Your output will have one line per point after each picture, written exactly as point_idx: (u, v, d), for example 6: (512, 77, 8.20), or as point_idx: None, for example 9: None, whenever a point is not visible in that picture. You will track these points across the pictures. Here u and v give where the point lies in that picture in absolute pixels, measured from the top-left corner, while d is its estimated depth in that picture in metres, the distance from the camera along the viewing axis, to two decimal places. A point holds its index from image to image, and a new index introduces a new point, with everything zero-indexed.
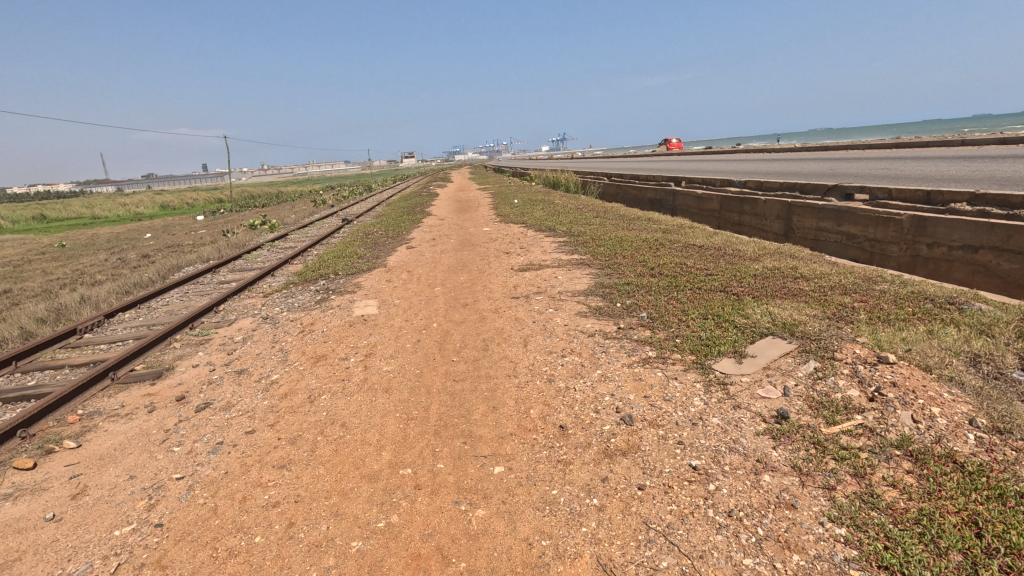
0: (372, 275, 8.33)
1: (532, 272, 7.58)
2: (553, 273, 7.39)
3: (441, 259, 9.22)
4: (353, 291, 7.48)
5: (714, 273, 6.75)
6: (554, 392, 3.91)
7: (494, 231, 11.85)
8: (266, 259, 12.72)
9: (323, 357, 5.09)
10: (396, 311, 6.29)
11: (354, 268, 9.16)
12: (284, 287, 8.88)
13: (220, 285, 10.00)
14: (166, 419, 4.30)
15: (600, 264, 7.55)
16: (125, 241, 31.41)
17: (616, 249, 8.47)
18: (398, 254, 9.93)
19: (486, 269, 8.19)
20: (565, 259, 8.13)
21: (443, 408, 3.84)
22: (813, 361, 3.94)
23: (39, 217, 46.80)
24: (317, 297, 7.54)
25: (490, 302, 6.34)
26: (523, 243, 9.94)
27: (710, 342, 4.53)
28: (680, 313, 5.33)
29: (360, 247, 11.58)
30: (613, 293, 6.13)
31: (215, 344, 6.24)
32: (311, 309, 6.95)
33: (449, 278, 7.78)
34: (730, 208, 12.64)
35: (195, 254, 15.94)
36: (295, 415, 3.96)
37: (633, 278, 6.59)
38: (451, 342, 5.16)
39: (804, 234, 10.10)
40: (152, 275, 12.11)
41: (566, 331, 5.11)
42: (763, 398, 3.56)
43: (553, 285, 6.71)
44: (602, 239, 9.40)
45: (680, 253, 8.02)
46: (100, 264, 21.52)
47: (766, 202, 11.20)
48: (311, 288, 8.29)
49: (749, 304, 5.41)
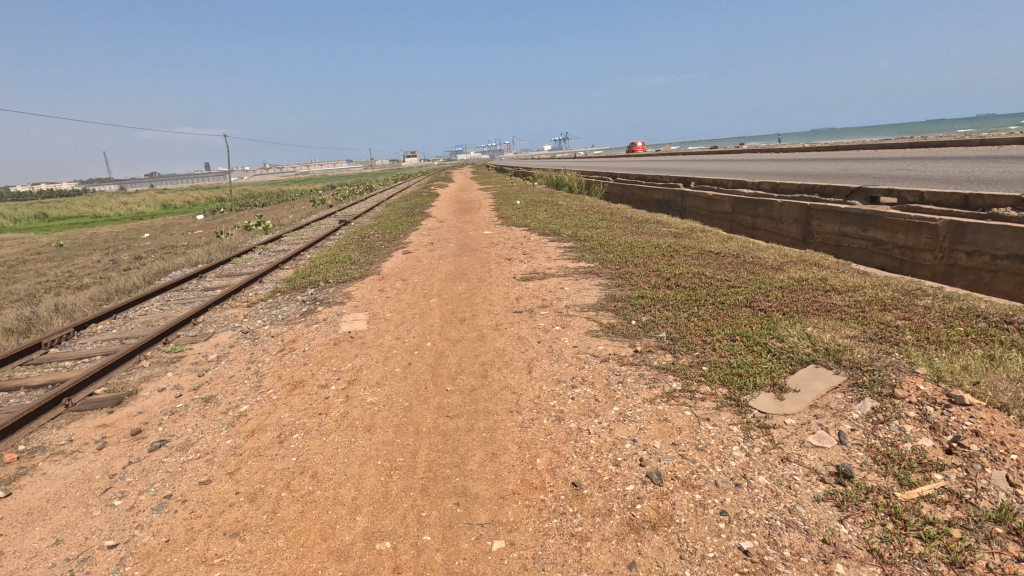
0: (364, 284, 7.74)
1: (535, 282, 6.99)
2: (559, 283, 6.80)
3: (439, 266, 8.64)
4: (342, 302, 6.90)
5: (736, 285, 6.15)
6: (564, 435, 3.32)
7: (496, 235, 11.25)
8: (257, 263, 12.15)
9: (301, 382, 4.51)
10: (387, 327, 5.71)
11: (346, 275, 8.57)
12: (271, 296, 8.29)
13: (205, 292, 9.42)
14: (115, 460, 3.72)
15: (609, 273, 6.97)
16: (121, 241, 30.90)
17: (627, 256, 7.88)
18: (394, 259, 9.34)
19: (486, 277, 7.60)
20: (572, 268, 7.54)
21: (433, 455, 3.25)
22: (869, 398, 3.34)
23: (37, 215, 46.34)
24: (302, 309, 6.95)
25: (490, 317, 5.75)
26: (527, 248, 9.34)
27: (742, 371, 3.94)
28: (704, 334, 4.74)
29: (354, 251, 11.00)
30: (626, 309, 5.53)
31: (186, 363, 5.66)
32: (296, 323, 6.37)
33: (446, 287, 7.19)
34: (744, 210, 12.04)
35: (186, 256, 15.38)
36: (259, 460, 3.38)
37: (647, 291, 6.00)
38: (446, 365, 4.58)
39: (825, 239, 9.50)
40: (137, 280, 11.54)
41: (576, 355, 4.52)
42: (815, 448, 2.97)
43: (559, 298, 6.12)
44: (610, 245, 8.82)
45: (696, 261, 7.42)
46: (92, 265, 20.98)
47: (783, 204, 10.59)
48: (298, 298, 7.71)
49: (780, 324, 4.81)
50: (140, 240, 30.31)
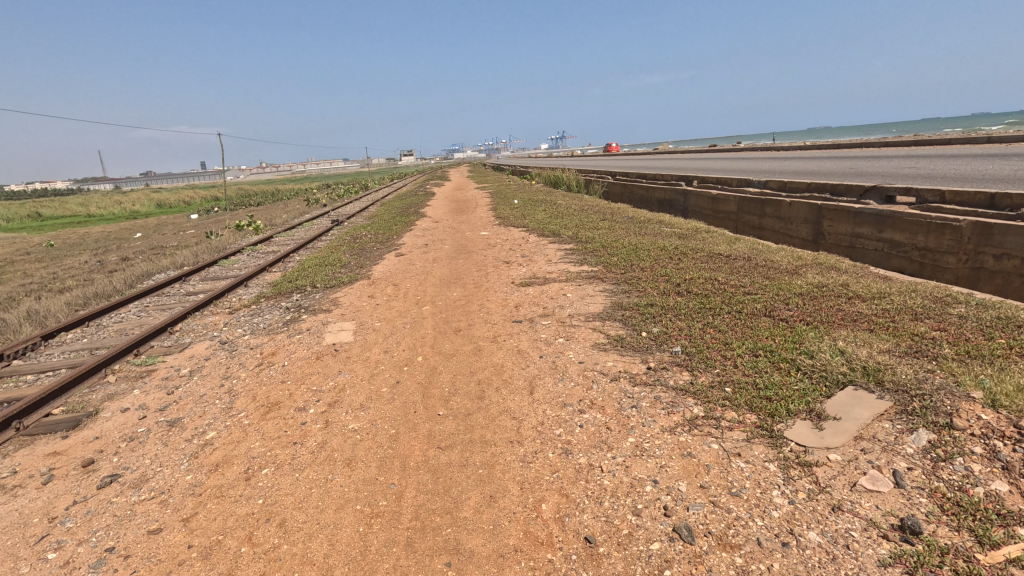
0: (352, 289, 7.27)
1: (536, 288, 6.54)
2: (562, 289, 6.35)
3: (433, 269, 8.19)
4: (327, 310, 6.42)
5: (753, 291, 5.71)
6: (573, 474, 2.88)
7: (493, 236, 10.80)
8: (245, 265, 11.68)
9: (276, 404, 4.04)
10: (374, 339, 5.25)
11: (334, 280, 8.11)
12: (254, 302, 7.81)
13: (187, 297, 8.93)
14: (59, 498, 3.26)
15: (615, 279, 6.52)
16: (113, 241, 30.34)
17: (632, 259, 7.42)
18: (385, 262, 8.87)
19: (483, 282, 7.15)
20: (574, 272, 7.08)
21: (421, 498, 2.80)
22: (924, 431, 2.90)
23: (30, 215, 45.68)
24: (286, 317, 6.47)
25: (487, 328, 5.29)
26: (525, 251, 8.87)
27: (771, 393, 3.49)
28: (723, 349, 4.31)
29: (345, 253, 10.54)
30: (635, 318, 5.09)
31: (156, 379, 5.18)
32: (277, 334, 5.90)
33: (440, 293, 6.72)
34: (751, 210, 11.61)
35: (173, 258, 14.87)
36: (221, 502, 2.92)
37: (656, 299, 5.55)
38: (438, 384, 4.12)
39: (837, 240, 9.08)
40: (119, 284, 11.05)
41: (582, 372, 4.07)
42: (869, 493, 2.53)
43: (561, 306, 5.67)
44: (614, 246, 8.37)
45: (706, 265, 6.98)
46: (79, 267, 20.46)
47: (792, 204, 10.17)
48: (282, 304, 7.24)
49: (807, 338, 4.37)
50: (131, 240, 29.78)
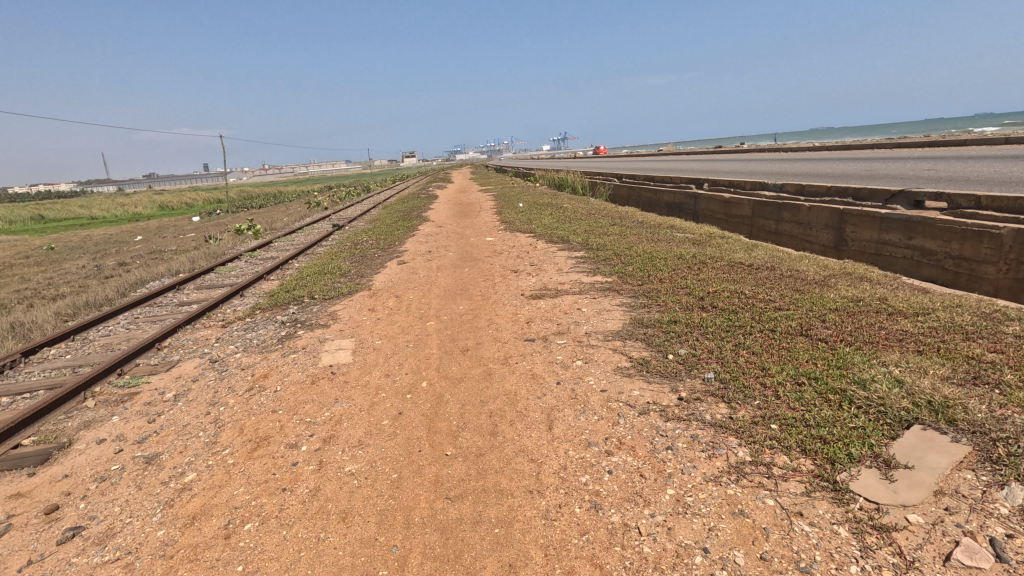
0: (352, 302, 6.86)
1: (548, 301, 6.13)
2: (576, 302, 5.94)
3: (438, 279, 7.78)
4: (325, 326, 6.01)
5: (784, 306, 5.29)
6: (607, 538, 2.46)
7: (499, 242, 10.39)
8: (242, 273, 11.29)
9: (264, 439, 3.63)
10: (375, 359, 4.83)
11: (333, 290, 7.70)
12: (249, 314, 7.40)
13: (179, 308, 8.54)
14: (12, 556, 2.84)
15: (632, 291, 6.09)
16: (113, 244, 30.04)
17: (649, 268, 7.01)
18: (387, 271, 8.46)
19: (491, 293, 6.73)
20: (588, 283, 6.66)
21: (428, 567, 2.38)
22: (1017, 485, 2.46)
23: (32, 216, 45.40)
24: (281, 333, 6.06)
25: (497, 348, 4.87)
26: (534, 259, 8.46)
27: (825, 433, 3.07)
28: (761, 376, 3.89)
29: (345, 261, 10.13)
30: (660, 338, 4.68)
31: (137, 404, 4.76)
32: (270, 353, 5.48)
33: (445, 306, 6.31)
34: (766, 215, 11.19)
35: (170, 264, 14.49)
36: (194, 569, 2.51)
37: (680, 316, 5.13)
38: (445, 416, 3.71)
39: (861, 246, 8.66)
40: (112, 292, 10.67)
41: (606, 403, 3.64)
42: (968, 570, 2.10)
43: (577, 322, 5.26)
44: (628, 254, 7.95)
45: (728, 276, 6.57)
46: (76, 272, 20.07)
47: (811, 209, 9.75)
48: (278, 317, 6.83)
49: (853, 364, 3.94)
50: (131, 244, 29.41)
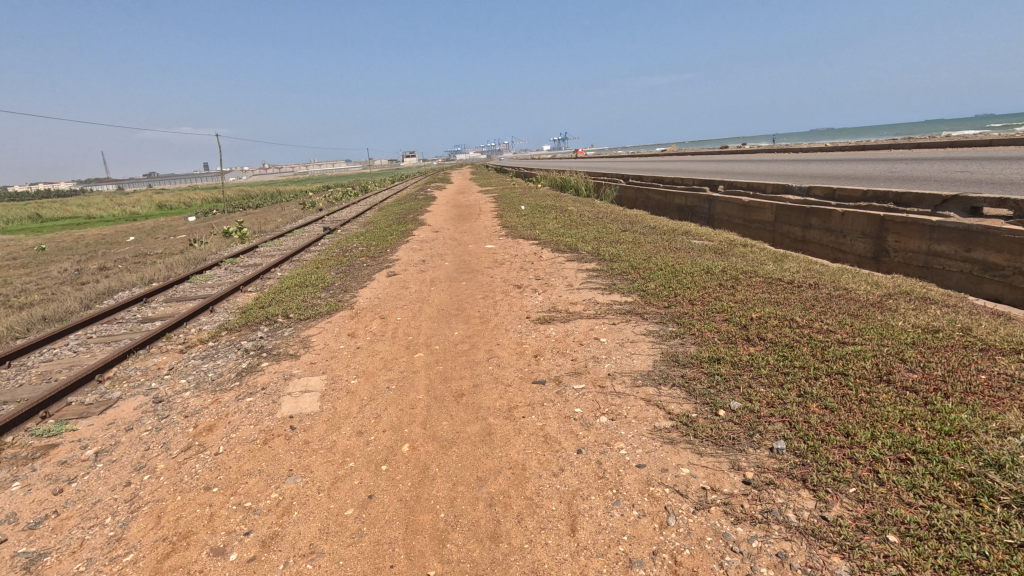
0: (330, 324, 5.91)
1: (558, 327, 5.19)
2: (592, 329, 5.00)
3: (431, 295, 6.85)
4: (294, 357, 5.06)
5: (847, 338, 4.35)
6: None
7: (499, 250, 9.45)
8: (219, 283, 10.33)
9: (184, 538, 2.67)
10: (346, 407, 3.89)
11: (312, 308, 6.76)
12: (213, 336, 6.43)
13: (140, 326, 7.59)
14: None
15: (657, 317, 5.15)
16: (101, 245, 29.05)
17: (674, 286, 6.06)
18: (375, 285, 7.53)
19: (491, 315, 5.79)
20: (603, 303, 5.71)
21: None
22: None
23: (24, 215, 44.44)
24: (241, 364, 5.11)
25: (498, 394, 3.93)
26: (539, 272, 7.50)
27: (977, 558, 2.12)
28: (848, 448, 2.95)
29: (330, 272, 9.19)
30: (703, 386, 3.74)
31: (48, 465, 3.79)
32: (224, 393, 4.54)
33: (437, 332, 5.38)
34: (792, 220, 10.25)
35: (147, 270, 13.53)
36: None
37: (723, 354, 4.19)
38: (430, 506, 2.76)
39: (907, 258, 7.72)
40: (75, 303, 9.71)
41: (647, 491, 2.70)
42: None
43: (597, 359, 4.32)
44: (646, 267, 7.01)
45: (767, 295, 5.64)
46: (55, 277, 19.03)
47: (846, 215, 8.81)
48: (244, 342, 5.89)
49: (969, 431, 3.00)
50: (119, 245, 28.40)
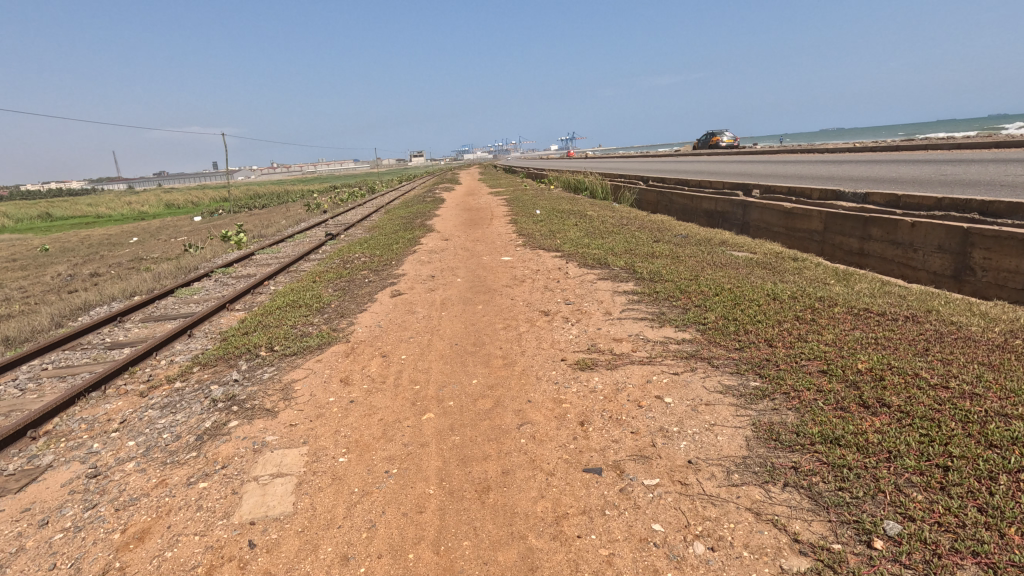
0: (320, 364, 4.86)
1: (604, 377, 4.11)
2: (650, 383, 3.91)
3: (441, 322, 5.78)
4: (271, 414, 4.00)
5: (1005, 404, 3.20)
6: None
7: (519, 264, 8.37)
8: (206, 298, 9.31)
9: None
10: (330, 508, 2.82)
11: (302, 338, 5.71)
12: (183, 375, 5.37)
13: (106, 354, 6.56)
14: None
15: (732, 367, 4.05)
16: (101, 246, 28.14)
17: (739, 317, 4.96)
18: (377, 308, 6.48)
19: (518, 355, 4.71)
20: (656, 342, 4.63)
21: None
22: None
23: (36, 214, 43.86)
24: (205, 423, 4.05)
25: (540, 492, 2.84)
26: (568, 294, 6.42)
27: None
28: None
29: (327, 288, 8.14)
30: (831, 491, 2.63)
31: None
32: (177, 469, 3.48)
33: (451, 380, 4.31)
34: (846, 230, 9.10)
35: (135, 279, 12.54)
36: None
37: (842, 432, 3.08)
38: None
39: (1000, 277, 6.56)
40: (45, 320, 8.70)
41: None
42: None
43: (668, 435, 3.22)
44: (696, 291, 5.92)
45: (861, 332, 4.53)
46: (45, 283, 18.03)
47: (918, 225, 7.65)
48: (215, 385, 4.83)
49: None
50: (118, 248, 27.45)
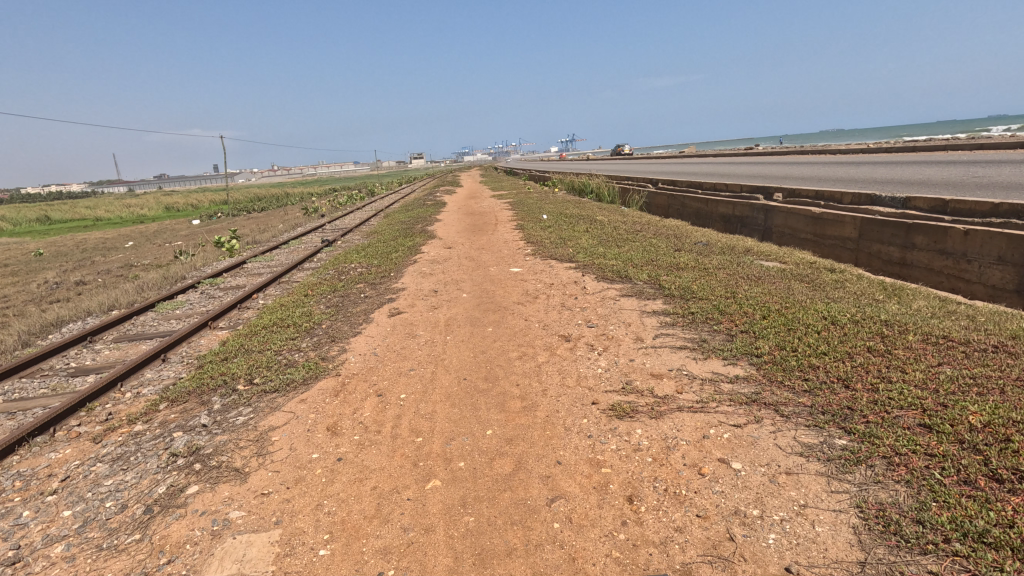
0: (305, 405, 4.11)
1: (649, 430, 3.35)
2: (709, 442, 3.14)
3: (446, 350, 5.03)
4: (240, 478, 3.25)
5: None
6: None
7: (530, 277, 7.63)
8: (188, 313, 8.54)
9: None
10: None
11: (286, 368, 4.96)
12: (146, 414, 4.59)
13: (66, 383, 5.78)
14: None
15: (806, 418, 3.29)
16: (93, 251, 27.35)
17: (797, 349, 4.21)
18: (373, 331, 5.74)
19: (539, 396, 3.94)
20: (704, 382, 3.88)
21: None
22: None
23: (37, 216, 43.13)
24: (159, 488, 3.28)
25: None
26: (590, 315, 5.67)
27: None
28: None
29: (319, 305, 7.39)
30: None
31: None
32: (115, 559, 2.71)
33: (460, 431, 3.55)
34: (885, 237, 8.34)
35: (118, 290, 11.77)
36: None
37: (985, 525, 2.31)
38: None
39: None
40: (12, 338, 7.93)
41: None
42: None
43: (749, 526, 2.46)
44: (737, 312, 5.17)
45: (951, 368, 3.77)
46: (30, 291, 17.24)
47: (974, 233, 6.89)
48: (179, 431, 4.06)
49: None
50: (110, 253, 26.65)
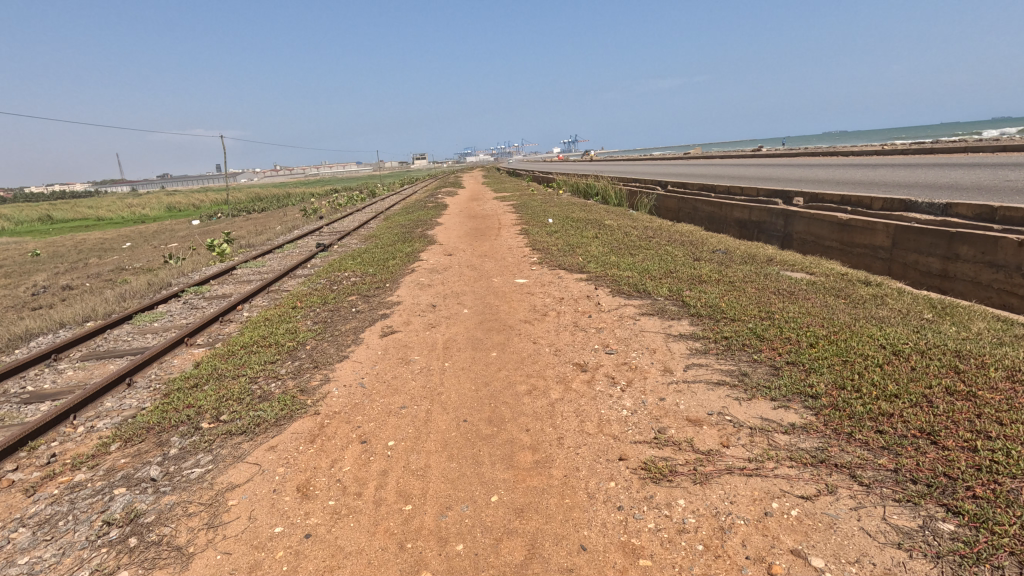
0: (274, 455, 3.44)
1: (695, 501, 2.68)
2: (776, 524, 2.46)
3: (443, 381, 4.36)
4: (181, 562, 2.57)
5: None
6: None
7: (537, 290, 6.95)
8: (167, 327, 7.88)
9: None
10: None
11: (259, 402, 4.29)
12: (93, 458, 3.92)
13: (16, 412, 5.12)
14: None
15: (895, 491, 2.60)
16: (87, 253, 26.66)
17: (860, 389, 3.52)
18: (361, 356, 5.07)
19: (553, 448, 3.26)
20: (755, 433, 3.20)
21: None
22: None
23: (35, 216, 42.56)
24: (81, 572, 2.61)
25: None
26: (607, 339, 4.99)
27: None
28: None
29: (306, 321, 6.72)
30: None
31: None
32: None
33: (459, 499, 2.87)
34: (925, 246, 7.63)
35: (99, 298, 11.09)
36: None
37: None
38: None
39: None
40: None
41: None
42: None
43: None
44: (779, 338, 4.48)
45: None
46: (16, 295, 16.57)
47: None
48: (123, 485, 3.39)
49: None
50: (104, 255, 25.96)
